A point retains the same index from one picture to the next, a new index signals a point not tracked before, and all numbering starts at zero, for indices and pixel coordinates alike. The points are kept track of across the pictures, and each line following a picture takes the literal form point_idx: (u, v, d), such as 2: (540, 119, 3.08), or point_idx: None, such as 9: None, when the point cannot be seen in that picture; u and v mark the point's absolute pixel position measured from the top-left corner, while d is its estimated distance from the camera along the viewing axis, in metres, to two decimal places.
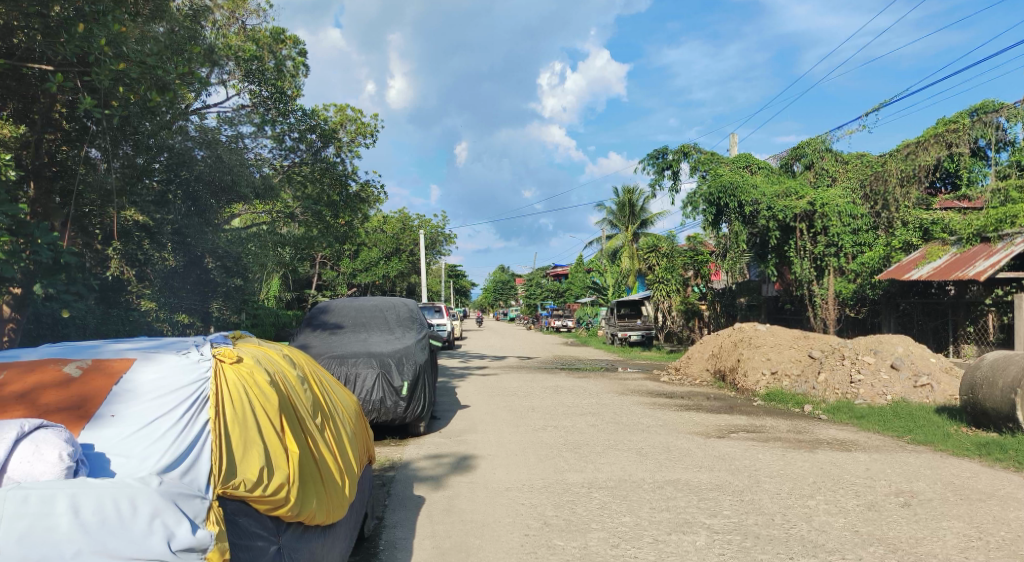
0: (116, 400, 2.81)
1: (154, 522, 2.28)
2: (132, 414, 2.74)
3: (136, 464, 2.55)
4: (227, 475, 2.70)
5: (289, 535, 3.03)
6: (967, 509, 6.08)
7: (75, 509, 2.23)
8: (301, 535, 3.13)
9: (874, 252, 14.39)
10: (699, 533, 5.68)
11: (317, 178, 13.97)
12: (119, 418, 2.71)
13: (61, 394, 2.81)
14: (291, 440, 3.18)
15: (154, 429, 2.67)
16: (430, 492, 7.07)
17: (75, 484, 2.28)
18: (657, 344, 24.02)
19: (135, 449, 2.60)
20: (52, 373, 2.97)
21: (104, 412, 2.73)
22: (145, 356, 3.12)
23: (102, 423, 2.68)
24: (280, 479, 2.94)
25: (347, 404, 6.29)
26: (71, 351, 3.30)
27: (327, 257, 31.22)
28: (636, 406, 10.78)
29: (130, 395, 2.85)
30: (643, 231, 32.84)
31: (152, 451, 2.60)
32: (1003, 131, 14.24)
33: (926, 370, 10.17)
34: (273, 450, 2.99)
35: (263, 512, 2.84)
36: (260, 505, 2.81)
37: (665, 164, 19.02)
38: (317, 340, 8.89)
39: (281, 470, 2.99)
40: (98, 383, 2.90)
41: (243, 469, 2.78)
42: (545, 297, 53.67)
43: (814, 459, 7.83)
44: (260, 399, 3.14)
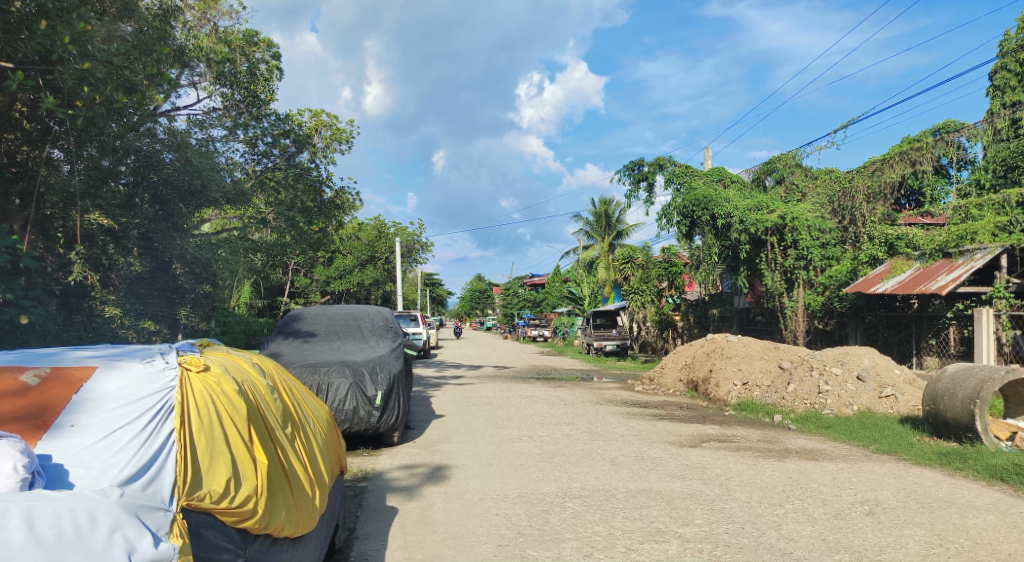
0: (76, 410, 2.71)
1: (115, 534, 2.22)
2: (94, 424, 2.65)
3: (96, 475, 2.47)
4: (192, 487, 2.63)
5: (257, 548, 2.93)
6: (929, 517, 6.26)
7: (30, 523, 2.12)
8: (270, 547, 3.04)
9: (842, 265, 14.69)
10: (670, 542, 5.73)
11: (290, 184, 13.79)
12: (79, 428, 2.62)
13: (16, 404, 2.70)
14: (259, 451, 3.10)
15: (116, 440, 2.59)
16: (403, 503, 7.01)
17: (30, 496, 2.19)
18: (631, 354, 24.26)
19: (95, 460, 2.52)
20: (7, 381, 2.83)
21: (63, 422, 2.64)
22: (106, 364, 2.98)
23: (60, 433, 2.59)
24: (246, 490, 2.85)
25: (318, 413, 6.19)
26: (28, 358, 3.14)
27: (301, 264, 31.14)
28: (610, 416, 10.83)
29: (92, 404, 2.75)
30: (619, 243, 32.91)
31: (113, 462, 2.52)
32: (963, 151, 14.97)
33: (891, 382, 10.43)
34: (240, 460, 2.91)
35: (229, 524, 2.75)
36: (227, 517, 2.73)
37: (641, 176, 19.22)
38: (288, 348, 8.73)
39: (249, 482, 2.91)
40: (58, 392, 2.78)
41: (209, 481, 2.71)
42: (520, 307, 53.70)
43: (783, 468, 7.98)
44: (228, 410, 3.03)
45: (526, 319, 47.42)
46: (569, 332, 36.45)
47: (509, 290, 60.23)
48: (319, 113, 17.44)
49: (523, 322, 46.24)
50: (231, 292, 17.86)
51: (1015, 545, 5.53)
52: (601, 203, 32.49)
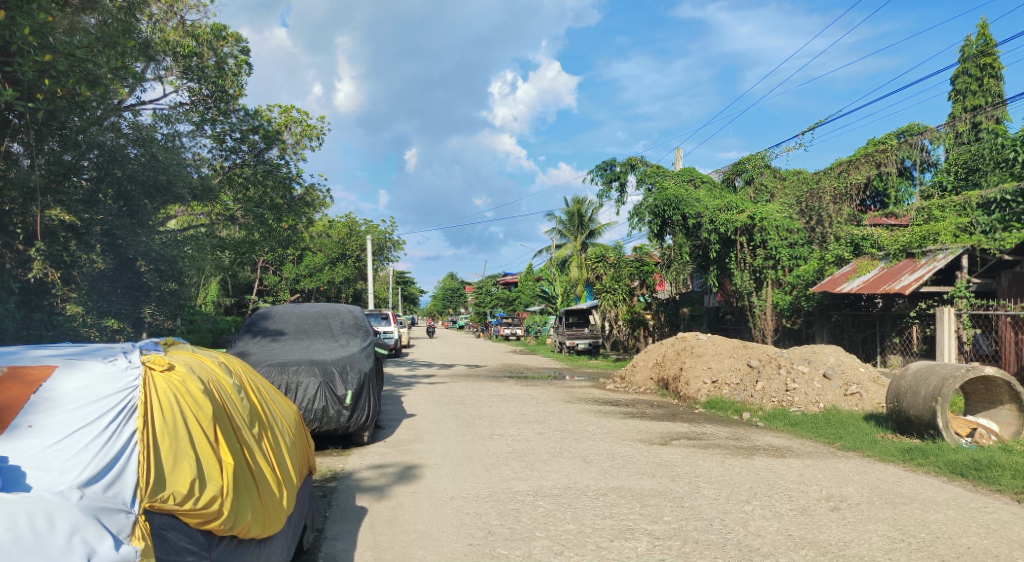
0: (34, 410, 2.60)
1: (75, 537, 2.17)
2: (53, 424, 2.56)
3: (55, 477, 2.38)
4: (155, 488, 2.57)
5: (222, 550, 2.88)
6: (892, 513, 6.38)
7: None
8: (235, 548, 3.00)
9: (809, 265, 14.80)
10: (640, 540, 5.77)
11: (260, 180, 13.44)
12: (37, 429, 2.53)
13: None
14: (225, 451, 3.05)
15: (77, 440, 2.51)
16: (373, 503, 6.96)
17: None
18: (604, 353, 24.41)
19: (54, 462, 2.43)
20: None
21: (20, 422, 2.53)
22: (67, 364, 2.87)
23: (18, 433, 2.49)
24: (212, 492, 2.81)
25: (286, 412, 6.12)
26: None
27: (271, 261, 30.85)
28: (581, 414, 10.87)
29: (51, 404, 2.65)
30: (591, 241, 33.01)
31: (73, 463, 2.44)
32: (926, 154, 16.18)
33: (856, 380, 10.58)
34: (205, 461, 2.86)
35: (194, 526, 2.69)
36: (192, 518, 2.68)
37: (613, 176, 19.29)
38: (256, 348, 8.60)
39: (214, 482, 2.86)
40: (14, 391, 2.65)
41: (173, 482, 2.65)
42: (493, 305, 53.73)
43: (750, 465, 8.08)
44: (193, 409, 2.98)
45: (500, 317, 47.43)
46: (542, 331, 36.61)
47: (483, 289, 60.17)
48: (289, 108, 17.23)
49: (496, 321, 46.27)
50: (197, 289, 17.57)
51: (974, 539, 5.66)
52: (575, 201, 32.55)
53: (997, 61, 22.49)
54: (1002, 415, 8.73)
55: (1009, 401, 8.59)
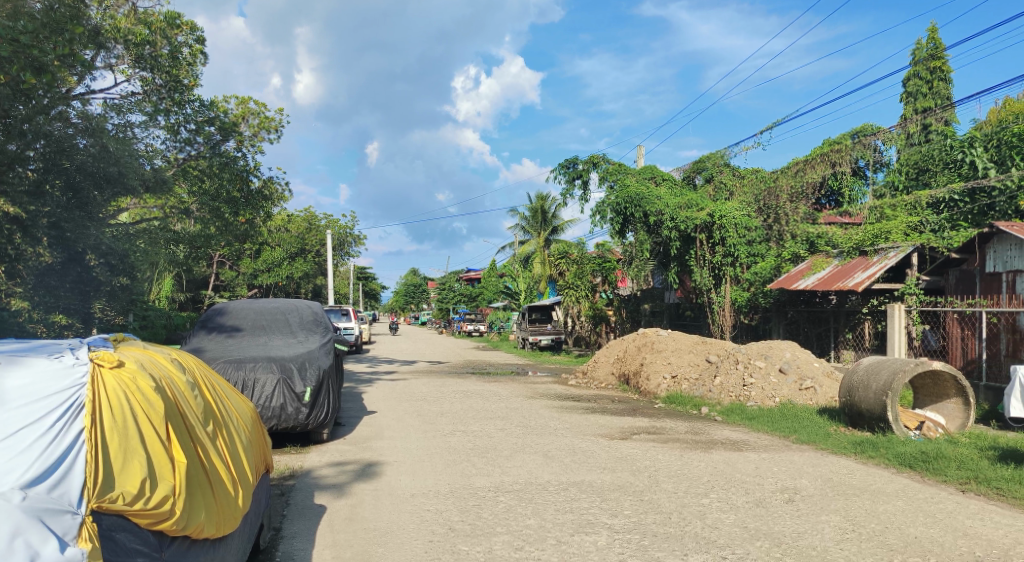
0: None
1: (15, 541, 2.10)
2: None
3: None
4: (103, 488, 2.45)
5: (174, 551, 2.80)
6: (843, 504, 6.54)
7: None
8: (187, 550, 2.89)
9: (767, 262, 15.09)
10: (600, 534, 5.81)
11: (215, 173, 13.11)
12: None
13: None
14: (177, 450, 2.94)
15: (20, 440, 2.40)
16: (333, 501, 6.87)
17: None
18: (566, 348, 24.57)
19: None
20: None
21: None
22: (10, 361, 2.75)
23: None
24: (164, 491, 2.70)
25: (242, 411, 5.99)
26: None
27: (227, 255, 30.42)
28: (543, 409, 10.90)
29: None
30: (554, 238, 33.06)
31: (15, 464, 2.33)
32: (878, 154, 16.52)
33: (810, 374, 10.81)
34: (157, 460, 2.74)
35: (144, 527, 2.58)
36: (142, 519, 2.56)
37: (576, 174, 19.36)
38: (212, 344, 8.43)
39: (166, 482, 2.75)
40: None
41: (123, 481, 2.54)
42: (457, 301, 53.59)
43: (708, 459, 8.20)
44: (144, 407, 2.86)
45: (464, 313, 47.40)
46: (505, 327, 36.76)
47: (446, 285, 59.99)
48: (246, 100, 16.91)
49: (460, 316, 46.15)
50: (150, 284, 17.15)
51: (921, 528, 5.83)
52: (538, 197, 32.54)
53: (945, 65, 23.28)
54: (948, 408, 9.01)
55: (956, 395, 8.85)
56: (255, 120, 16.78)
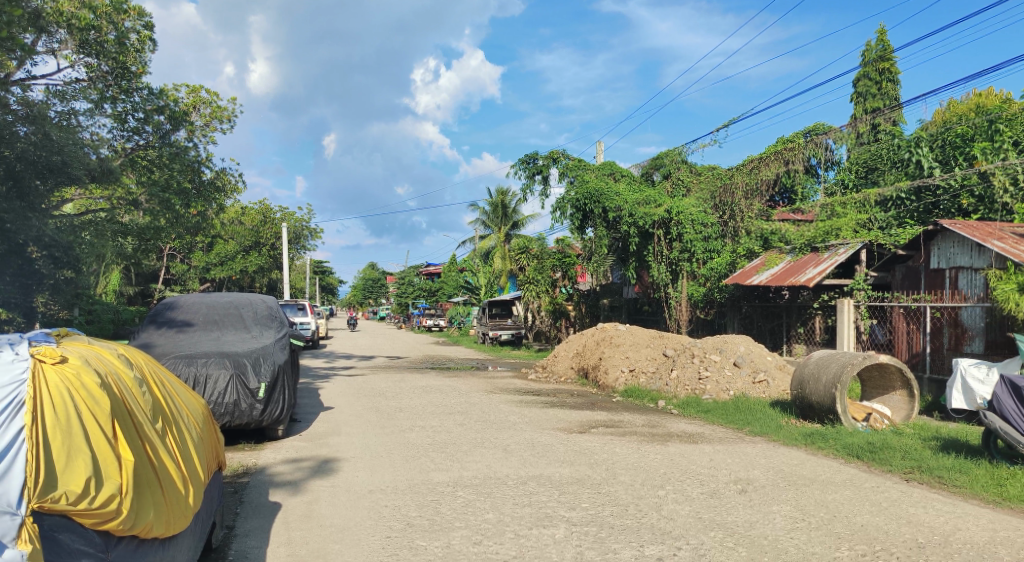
0: None
1: None
2: None
3: None
4: (45, 488, 2.36)
5: (121, 550, 2.71)
6: (794, 494, 6.71)
7: None
8: (135, 549, 2.81)
9: (722, 257, 15.33)
10: (558, 526, 5.84)
11: (165, 163, 12.85)
12: None
13: None
14: (124, 448, 2.84)
15: None
16: (288, 498, 6.78)
17: None
18: (526, 343, 24.65)
19: None
20: None
21: None
22: None
23: None
24: (110, 490, 2.62)
25: (193, 408, 5.84)
26: None
27: (178, 248, 29.70)
28: (503, 404, 10.91)
29: None
30: (515, 232, 33.14)
31: None
32: (830, 152, 17.19)
33: (763, 367, 11.08)
34: (102, 458, 2.65)
35: (88, 527, 2.52)
36: (86, 519, 2.49)
37: (536, 170, 19.38)
38: (161, 339, 8.21)
39: (112, 481, 2.66)
40: None
41: (66, 481, 2.44)
42: (416, 296, 53.29)
43: (664, 452, 8.32)
44: (88, 404, 2.75)
45: (423, 308, 47.20)
46: (465, 322, 36.76)
47: (406, 279, 59.58)
48: (198, 90, 16.52)
49: (420, 311, 45.90)
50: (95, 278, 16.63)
51: (867, 517, 6.01)
52: (499, 192, 32.60)
53: (893, 66, 24.04)
54: (894, 400, 9.29)
55: (901, 387, 9.14)
56: (207, 110, 16.41)
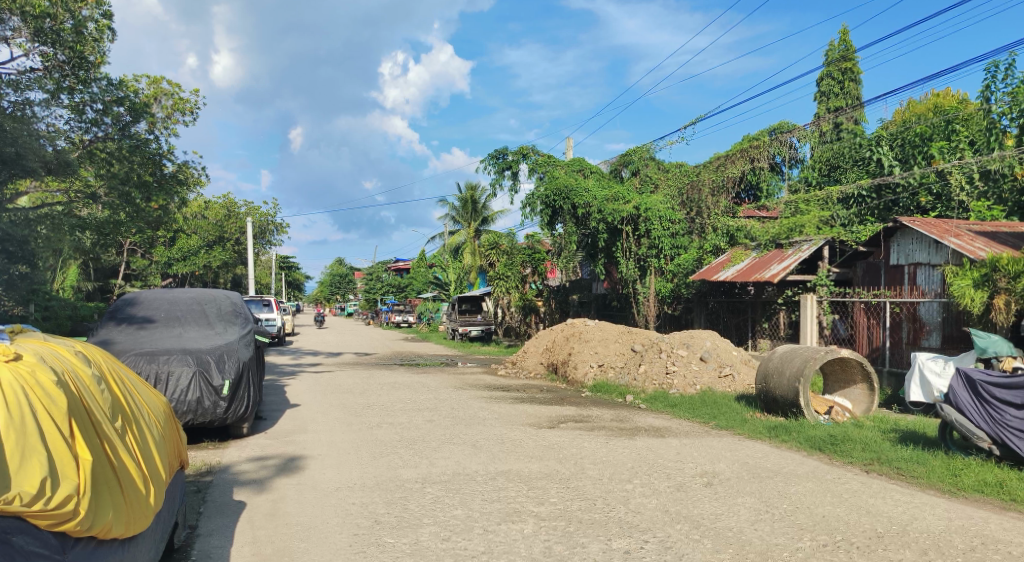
0: None
1: None
2: None
3: None
4: None
5: (79, 551, 2.65)
6: (758, 486, 6.82)
7: None
8: (94, 550, 2.75)
9: (689, 254, 15.74)
10: (527, 521, 5.85)
11: (125, 156, 12.55)
12: None
13: None
14: (81, 447, 2.77)
15: None
16: (253, 496, 6.69)
17: None
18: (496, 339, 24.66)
19: None
20: None
21: None
22: None
23: None
24: (67, 490, 2.55)
25: (154, 406, 5.72)
26: None
27: (139, 243, 29.13)
28: (472, 400, 10.91)
29: None
30: (485, 228, 33.14)
31: None
32: (794, 150, 17.56)
33: (729, 362, 11.25)
34: (58, 457, 2.58)
35: (43, 528, 2.46)
36: (41, 521, 2.43)
37: (505, 165, 19.37)
38: (122, 336, 8.03)
39: (69, 481, 2.59)
40: None
41: (20, 481, 2.38)
42: (385, 292, 52.98)
43: (632, 446, 8.39)
44: (43, 402, 2.68)
45: (391, 303, 46.94)
46: (435, 318, 36.70)
47: (375, 275, 59.18)
48: (159, 80, 16.17)
49: (389, 306, 45.61)
50: (51, 273, 16.19)
51: (828, 508, 6.13)
52: (468, 187, 32.54)
53: (855, 66, 24.60)
54: (856, 393, 9.49)
55: (862, 380, 9.35)
56: (168, 102, 16.08)
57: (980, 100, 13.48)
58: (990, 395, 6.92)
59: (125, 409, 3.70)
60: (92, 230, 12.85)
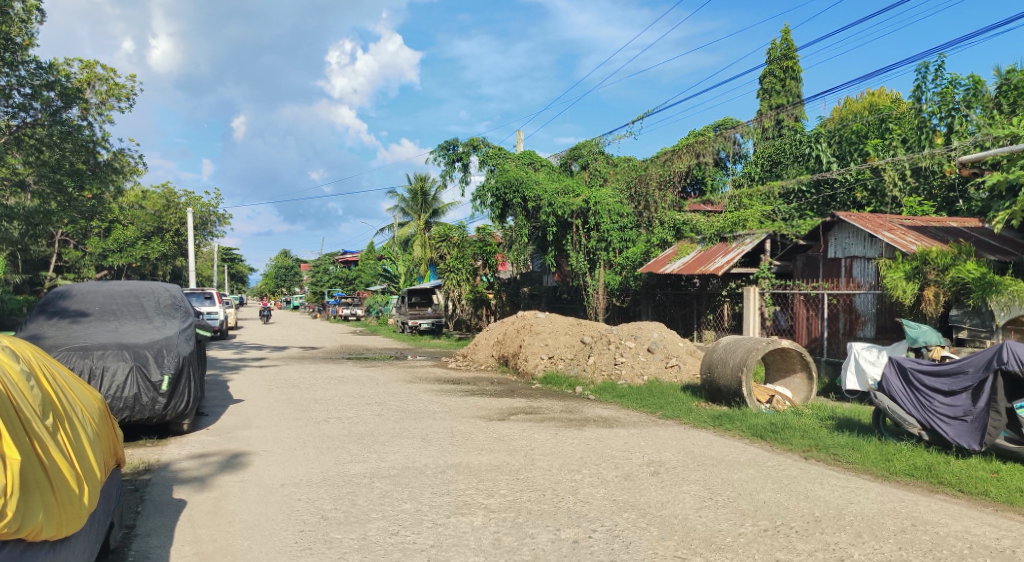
0: None
1: None
2: None
3: None
4: None
5: (7, 555, 2.53)
6: (702, 474, 6.98)
7: None
8: (23, 552, 2.64)
9: (637, 247, 15.86)
10: (476, 514, 5.86)
11: (56, 143, 12.06)
12: None
13: None
14: (8, 445, 2.66)
15: None
16: (194, 495, 6.51)
17: None
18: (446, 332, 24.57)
19: None
20: None
21: None
22: None
23: None
24: None
25: (88, 403, 5.49)
26: None
27: (71, 233, 28.10)
28: (422, 393, 10.85)
29: None
30: (435, 220, 32.96)
31: None
32: (737, 146, 18.15)
33: (675, 353, 11.48)
34: None
35: None
36: None
37: (456, 156, 19.27)
38: (53, 330, 7.72)
39: None
40: None
41: None
42: (332, 285, 52.24)
43: (581, 436, 8.48)
44: None
45: (340, 296, 46.29)
46: (384, 311, 36.41)
47: (323, 268, 58.29)
48: (92, 65, 15.56)
49: (337, 299, 45.01)
50: None
51: (769, 494, 6.32)
52: (418, 179, 32.23)
53: (795, 65, 25.34)
54: (795, 381, 9.81)
55: (801, 369, 9.67)
56: (102, 87, 15.50)
57: (912, 100, 14.00)
58: (920, 383, 7.23)
59: (56, 405, 3.54)
60: (20, 220, 11.94)
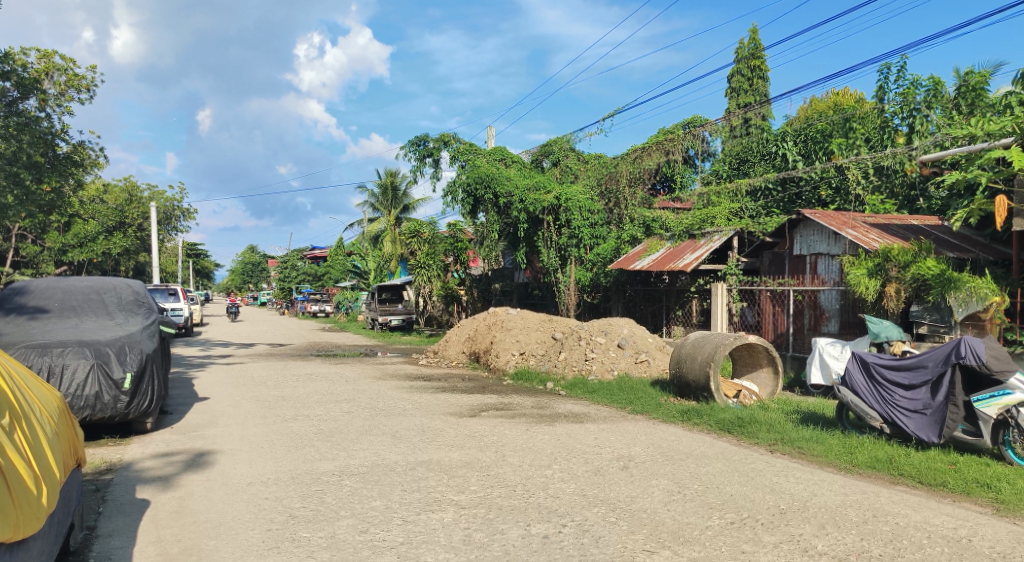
0: None
1: None
2: None
3: None
4: None
5: None
6: (670, 468, 7.06)
7: None
8: None
9: (607, 244, 16.15)
10: (446, 510, 5.85)
11: (13, 134, 11.74)
12: None
13: None
14: None
15: None
16: (157, 494, 6.39)
17: None
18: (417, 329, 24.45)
19: None
20: None
21: None
22: None
23: None
24: None
25: (46, 401, 5.33)
26: None
27: (29, 228, 27.37)
28: (392, 390, 10.80)
29: None
30: (405, 216, 32.74)
31: None
32: (705, 143, 18.02)
33: (645, 349, 11.59)
34: None
35: None
36: None
37: (426, 152, 19.16)
38: (10, 327, 7.51)
39: None
40: None
41: None
42: (301, 281, 51.59)
43: (551, 432, 8.51)
44: None
45: (309, 293, 45.74)
46: (354, 307, 36.09)
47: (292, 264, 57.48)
48: (50, 54, 15.15)
49: (306, 295, 44.51)
50: None
51: (736, 487, 6.42)
52: (388, 174, 31.96)
53: (762, 65, 25.69)
54: (761, 377, 9.98)
55: (767, 364, 9.85)
56: (61, 77, 15.10)
57: (875, 100, 14.27)
58: (883, 377, 7.39)
59: (13, 403, 3.42)
60: None
